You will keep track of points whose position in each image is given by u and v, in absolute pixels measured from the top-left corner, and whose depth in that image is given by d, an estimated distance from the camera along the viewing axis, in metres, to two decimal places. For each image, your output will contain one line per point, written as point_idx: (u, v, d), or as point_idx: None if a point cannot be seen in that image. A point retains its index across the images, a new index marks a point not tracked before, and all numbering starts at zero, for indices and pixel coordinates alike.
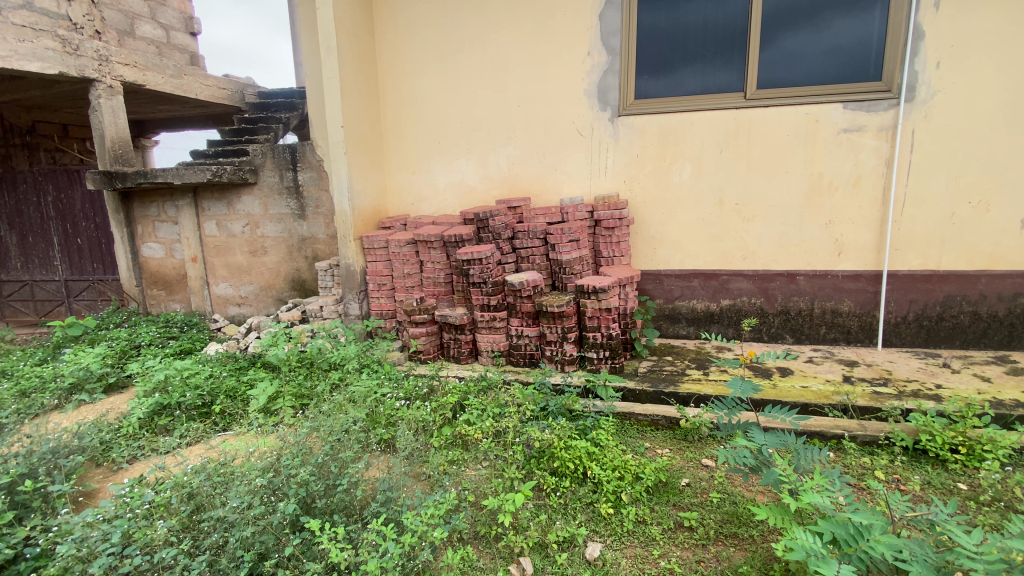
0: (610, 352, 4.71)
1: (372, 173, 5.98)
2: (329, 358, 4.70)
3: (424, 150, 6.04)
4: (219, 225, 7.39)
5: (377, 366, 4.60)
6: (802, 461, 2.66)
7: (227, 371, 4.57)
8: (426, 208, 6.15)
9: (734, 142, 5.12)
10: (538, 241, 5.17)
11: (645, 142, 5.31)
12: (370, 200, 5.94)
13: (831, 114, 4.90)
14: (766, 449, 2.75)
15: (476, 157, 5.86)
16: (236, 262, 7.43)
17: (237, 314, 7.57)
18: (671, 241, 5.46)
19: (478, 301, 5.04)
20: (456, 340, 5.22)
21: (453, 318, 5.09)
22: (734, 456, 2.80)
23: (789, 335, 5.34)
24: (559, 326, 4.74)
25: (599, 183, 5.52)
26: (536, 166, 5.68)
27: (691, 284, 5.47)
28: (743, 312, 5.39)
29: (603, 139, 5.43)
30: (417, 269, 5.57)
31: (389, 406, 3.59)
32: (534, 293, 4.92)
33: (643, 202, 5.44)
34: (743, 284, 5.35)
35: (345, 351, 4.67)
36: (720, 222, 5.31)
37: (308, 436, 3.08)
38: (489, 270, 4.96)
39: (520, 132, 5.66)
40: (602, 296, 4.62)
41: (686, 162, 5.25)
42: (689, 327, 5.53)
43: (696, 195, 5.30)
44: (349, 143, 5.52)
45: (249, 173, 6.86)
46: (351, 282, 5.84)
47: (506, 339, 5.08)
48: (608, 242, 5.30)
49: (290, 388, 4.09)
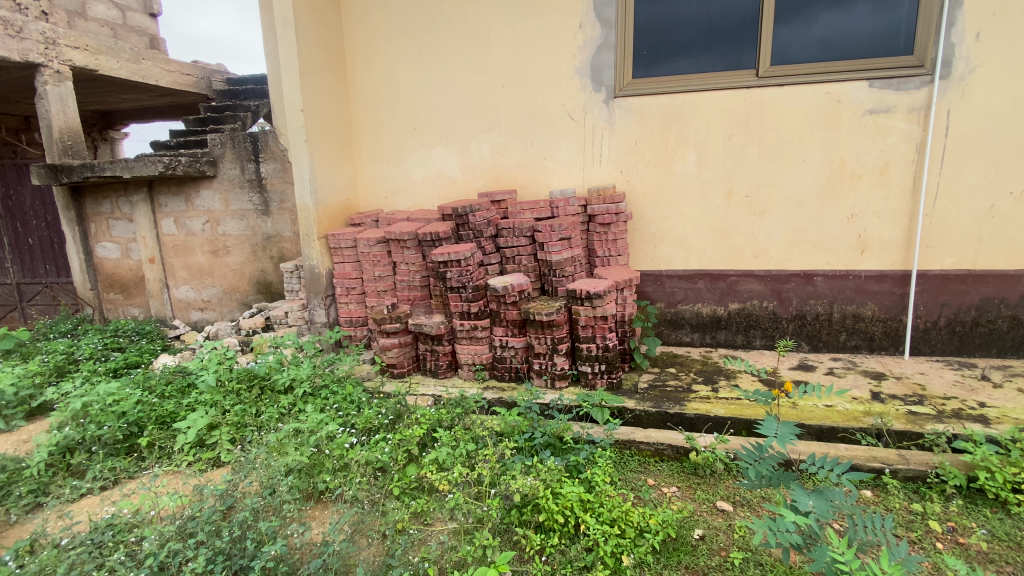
0: (606, 366, 4.13)
1: (340, 163, 5.35)
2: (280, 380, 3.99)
3: (399, 138, 5.41)
4: (177, 222, 6.75)
5: (339, 386, 3.92)
6: (853, 545, 2.05)
7: (162, 396, 3.89)
8: (402, 203, 5.54)
9: (746, 126, 4.52)
10: (525, 240, 4.57)
11: (645, 126, 4.70)
12: (338, 193, 5.31)
13: (855, 94, 4.32)
14: (815, 519, 2.09)
15: (456, 145, 5.25)
16: (197, 263, 6.79)
17: (200, 319, 6.96)
18: (673, 238, 4.87)
19: (457, 308, 4.45)
20: (433, 352, 4.62)
21: (429, 327, 4.48)
22: (771, 530, 2.12)
23: (805, 342, 4.80)
24: (548, 337, 4.16)
25: (594, 174, 4.92)
26: (523, 155, 5.06)
27: (696, 286, 4.89)
28: (753, 317, 4.84)
29: (597, 124, 4.82)
30: (390, 271, 4.95)
31: (339, 443, 2.94)
32: (520, 298, 4.31)
33: (643, 194, 4.84)
34: (754, 286, 4.78)
35: (298, 372, 3.97)
36: (729, 216, 4.71)
37: (228, 500, 2.47)
38: (469, 272, 4.36)
39: (504, 116, 5.04)
40: (598, 302, 4.03)
41: (690, 149, 4.65)
42: (693, 334, 4.97)
43: (702, 186, 4.70)
44: (311, 129, 4.90)
45: (207, 165, 6.22)
46: (317, 286, 5.21)
47: (489, 351, 4.49)
48: (604, 241, 4.70)
49: (231, 416, 3.48)
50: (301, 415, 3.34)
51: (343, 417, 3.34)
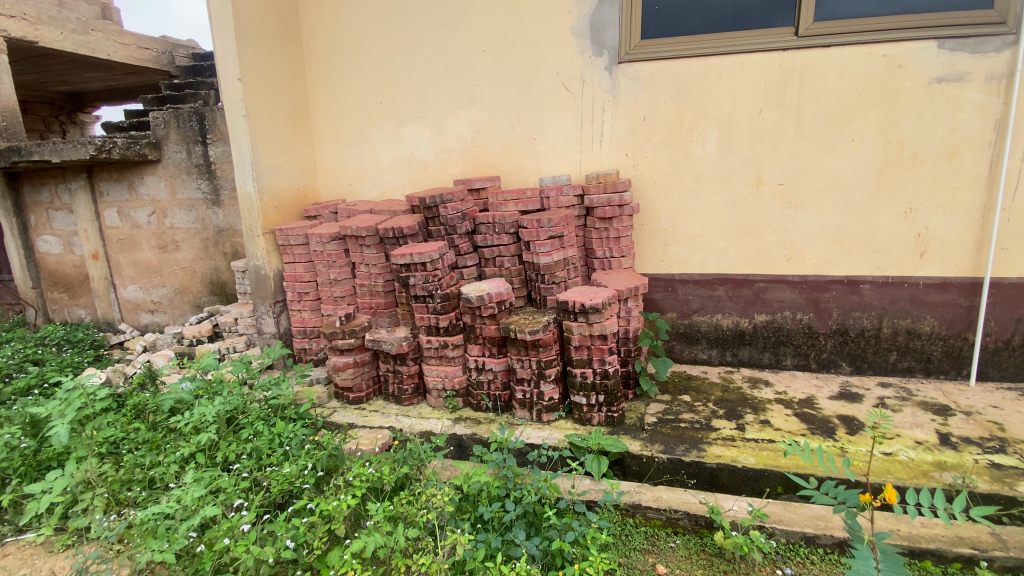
0: (606, 398, 3.29)
1: (293, 144, 4.52)
2: (180, 428, 2.99)
3: (363, 114, 4.57)
4: (121, 214, 5.95)
5: (269, 423, 3.14)
6: None
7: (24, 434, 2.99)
8: (367, 192, 4.71)
9: (781, 98, 3.66)
10: (508, 237, 3.74)
11: (656, 99, 3.84)
12: (290, 179, 4.49)
13: (920, 58, 3.45)
14: None
15: (429, 123, 4.40)
16: (144, 260, 6.00)
17: (151, 323, 6.20)
18: (688, 236, 4.02)
19: (423, 322, 3.61)
20: (395, 373, 3.79)
21: (389, 344, 3.65)
22: None
23: (846, 363, 3.98)
24: (532, 360, 3.34)
25: (593, 158, 4.06)
26: (509, 136, 4.21)
27: (716, 293, 4.06)
28: (784, 331, 4.01)
29: (598, 96, 3.95)
30: (348, 273, 4.14)
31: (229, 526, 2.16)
32: (500, 310, 3.48)
33: (652, 182, 3.98)
34: (785, 294, 3.95)
35: (202, 413, 2.96)
36: (758, 210, 3.86)
37: None
38: (437, 278, 3.52)
39: (486, 88, 4.19)
40: (595, 318, 3.19)
41: (711, 127, 3.80)
42: (710, 350, 4.16)
43: (724, 172, 3.84)
44: (251, 101, 4.07)
45: (149, 148, 5.41)
46: (264, 290, 4.40)
47: (463, 374, 3.67)
48: (605, 241, 3.86)
49: (114, 472, 2.70)
50: (200, 473, 2.57)
51: (254, 477, 2.58)
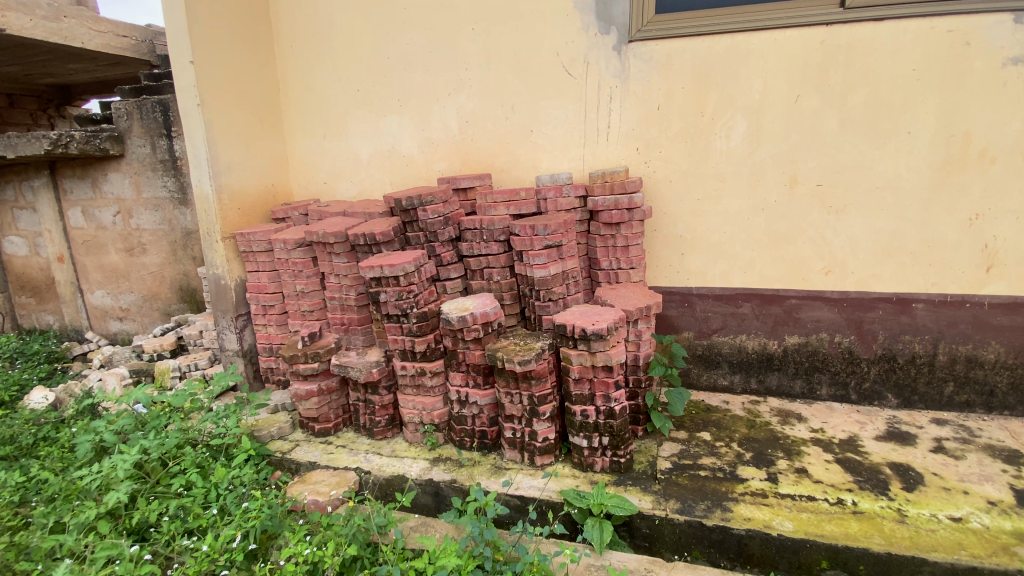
0: (611, 441, 2.74)
1: (259, 136, 4.01)
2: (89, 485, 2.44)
3: (338, 103, 4.05)
4: (85, 213, 5.47)
5: (206, 471, 2.66)
6: None
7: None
8: (343, 190, 4.20)
9: (821, 83, 3.09)
10: (498, 246, 3.18)
11: (672, 84, 3.28)
12: (255, 176, 3.98)
13: (993, 33, 2.86)
14: None
15: (412, 113, 3.87)
16: (111, 264, 5.53)
17: (120, 331, 5.74)
18: (708, 244, 3.46)
19: (397, 345, 3.06)
20: (366, 404, 3.28)
21: (357, 370, 3.13)
22: None
23: (892, 394, 3.41)
24: (523, 394, 2.78)
25: (597, 153, 3.51)
26: (501, 127, 3.67)
27: (740, 311, 3.50)
28: (819, 356, 3.45)
29: (603, 81, 3.39)
30: (316, 285, 3.63)
31: None
32: (487, 333, 2.93)
33: (667, 182, 3.42)
34: (822, 313, 3.38)
35: (111, 471, 2.42)
36: (791, 214, 3.29)
37: None
38: (412, 294, 2.96)
39: (476, 73, 3.65)
40: (598, 346, 2.62)
41: (737, 117, 3.23)
42: (732, 376, 3.61)
43: (752, 170, 3.27)
44: (206, 87, 3.56)
45: (110, 142, 4.92)
46: (224, 302, 3.89)
47: (444, 406, 3.14)
48: (611, 250, 3.28)
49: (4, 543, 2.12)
50: (98, 549, 2.10)
51: (163, 557, 2.15)
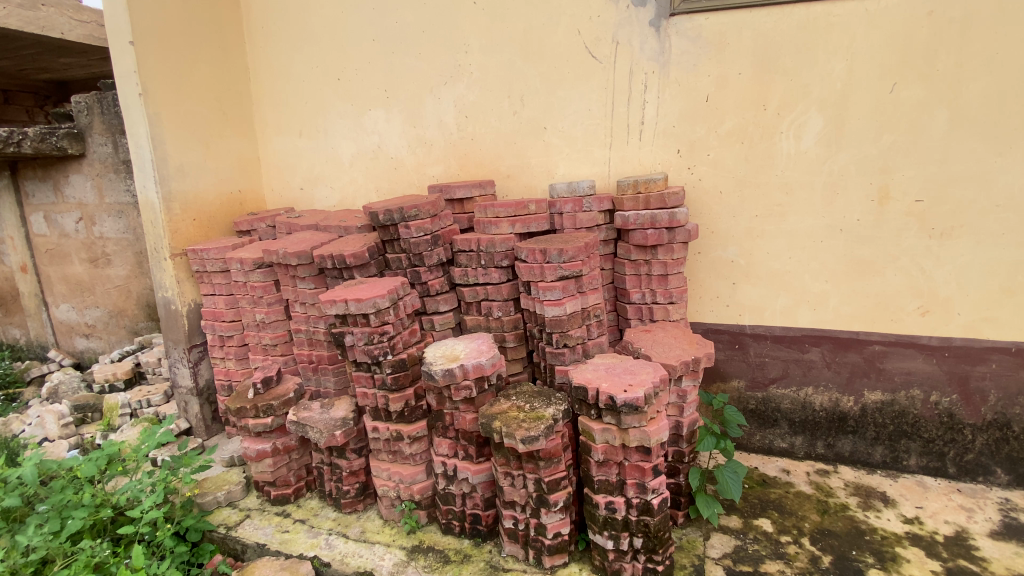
0: (645, 543, 2.03)
1: (222, 134, 3.39)
2: None
3: (315, 95, 3.41)
4: (48, 219, 4.91)
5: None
6: None
7: None
8: (322, 198, 3.56)
9: (925, 67, 2.35)
10: (499, 273, 2.50)
11: (725, 69, 2.56)
12: (216, 181, 3.36)
13: None
14: None
15: (401, 105, 3.21)
16: (75, 276, 4.96)
17: (86, 350, 5.16)
18: (767, 272, 2.73)
19: (366, 401, 2.37)
20: (332, 469, 2.61)
21: (316, 432, 2.44)
22: None
23: (1003, 470, 2.65)
24: (527, 478, 2.08)
25: (627, 156, 2.81)
26: (508, 124, 2.99)
27: (806, 358, 2.76)
28: (908, 418, 2.71)
29: (637, 65, 2.69)
30: (280, 314, 2.98)
31: None
32: (482, 392, 2.21)
33: (716, 193, 2.70)
34: (913, 364, 2.64)
35: None
36: (877, 237, 2.55)
37: None
38: (385, 337, 2.26)
39: (477, 58, 2.97)
40: (631, 421, 1.90)
41: (811, 111, 2.51)
42: (792, 437, 2.88)
43: (828, 179, 2.55)
44: (151, 74, 2.95)
45: (68, 140, 4.36)
46: (175, 331, 3.26)
47: (427, 478, 2.44)
48: (644, 280, 2.56)
49: None
50: None
51: None
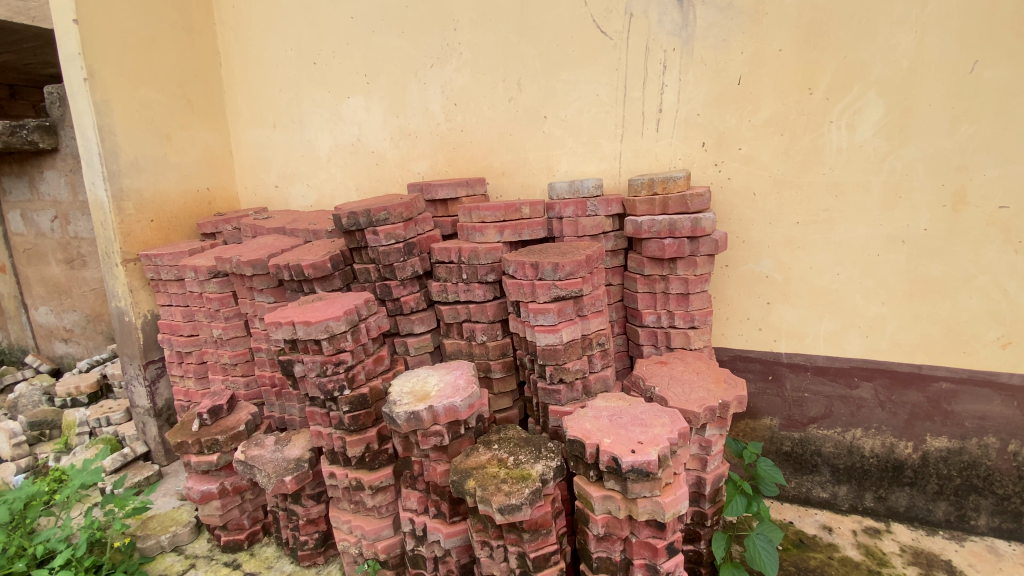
0: None
1: (186, 124, 3.04)
2: None
3: (289, 81, 3.04)
4: (23, 217, 4.61)
5: None
6: None
7: None
8: (298, 197, 3.19)
9: (1020, 39, 1.87)
10: (483, 289, 2.09)
11: (763, 44, 2.11)
12: (178, 177, 3.01)
13: None
14: None
15: (382, 92, 2.81)
16: (52, 277, 4.66)
17: (65, 355, 4.88)
18: (808, 290, 2.27)
19: (321, 442, 1.99)
20: (288, 515, 2.23)
21: (264, 477, 2.04)
22: None
23: None
24: (509, 551, 1.66)
25: (641, 150, 2.37)
26: (502, 113, 2.57)
27: (854, 394, 2.30)
28: (979, 470, 2.23)
29: (654, 41, 2.25)
30: (240, 330, 2.61)
31: None
32: (456, 438, 1.79)
33: (747, 194, 2.25)
34: (988, 406, 2.16)
35: None
36: (949, 250, 2.08)
37: None
38: (339, 368, 1.86)
39: (467, 35, 2.56)
40: (640, 490, 1.47)
41: (868, 96, 2.05)
42: (836, 486, 2.42)
43: (887, 179, 2.08)
44: (98, 55, 2.60)
45: (39, 133, 4.05)
46: (130, 346, 2.91)
47: (394, 534, 2.03)
48: (660, 299, 2.12)
49: None
50: None
51: None
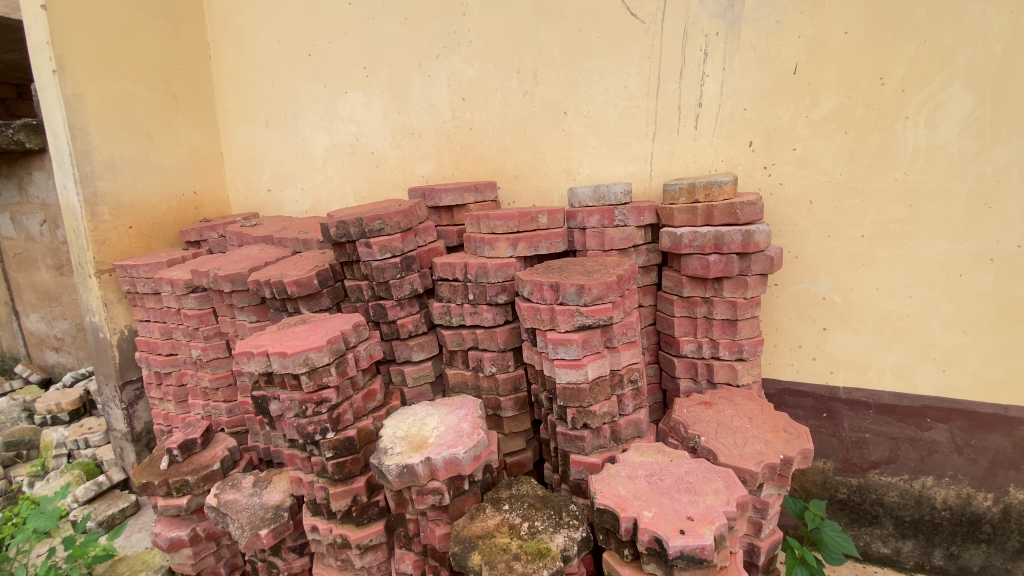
0: None
1: (171, 122, 2.79)
2: None
3: (282, 75, 2.77)
4: (14, 221, 4.41)
5: None
6: None
7: None
8: (292, 201, 2.92)
9: None
10: (493, 313, 1.80)
11: (824, 26, 1.79)
12: (160, 179, 2.76)
13: None
14: None
15: (382, 85, 2.53)
16: (42, 284, 4.45)
17: (56, 364, 4.67)
18: (872, 314, 1.94)
19: (301, 490, 1.70)
20: (268, 567, 1.94)
21: (237, 528, 1.75)
22: None
23: None
24: None
25: (675, 151, 2.06)
26: (515, 109, 2.28)
27: (925, 436, 1.96)
28: None
29: (693, 24, 1.94)
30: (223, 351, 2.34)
31: None
32: (458, 496, 1.49)
33: (801, 202, 1.94)
34: None
35: None
36: None
37: None
38: (322, 407, 1.57)
39: (477, 21, 2.27)
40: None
41: (953, 87, 1.71)
42: (899, 541, 2.08)
43: (973, 186, 1.75)
44: (70, 45, 2.34)
45: (25, 133, 3.83)
46: (105, 364, 2.66)
47: None
48: (701, 325, 1.81)
49: None
50: None
51: None
